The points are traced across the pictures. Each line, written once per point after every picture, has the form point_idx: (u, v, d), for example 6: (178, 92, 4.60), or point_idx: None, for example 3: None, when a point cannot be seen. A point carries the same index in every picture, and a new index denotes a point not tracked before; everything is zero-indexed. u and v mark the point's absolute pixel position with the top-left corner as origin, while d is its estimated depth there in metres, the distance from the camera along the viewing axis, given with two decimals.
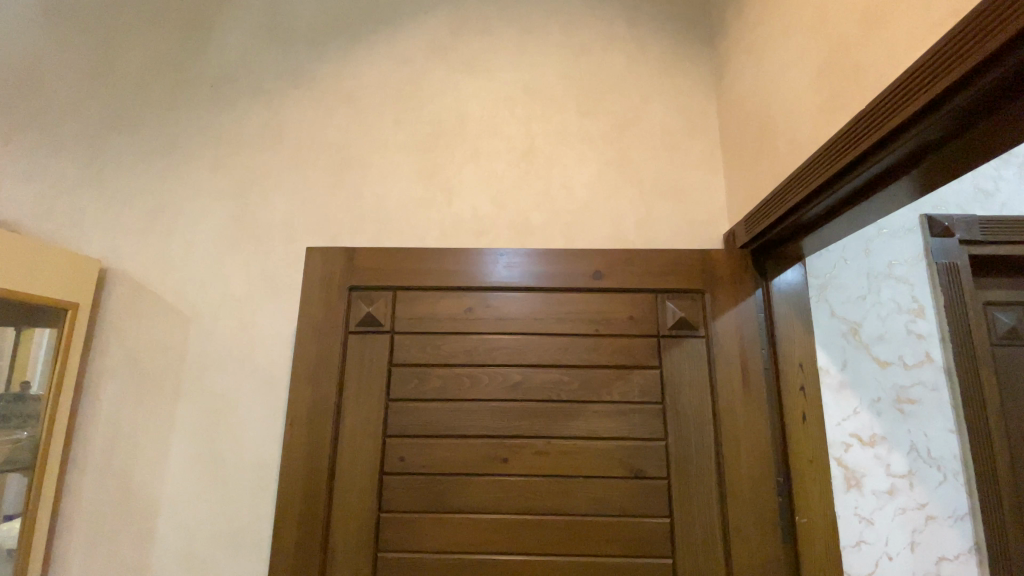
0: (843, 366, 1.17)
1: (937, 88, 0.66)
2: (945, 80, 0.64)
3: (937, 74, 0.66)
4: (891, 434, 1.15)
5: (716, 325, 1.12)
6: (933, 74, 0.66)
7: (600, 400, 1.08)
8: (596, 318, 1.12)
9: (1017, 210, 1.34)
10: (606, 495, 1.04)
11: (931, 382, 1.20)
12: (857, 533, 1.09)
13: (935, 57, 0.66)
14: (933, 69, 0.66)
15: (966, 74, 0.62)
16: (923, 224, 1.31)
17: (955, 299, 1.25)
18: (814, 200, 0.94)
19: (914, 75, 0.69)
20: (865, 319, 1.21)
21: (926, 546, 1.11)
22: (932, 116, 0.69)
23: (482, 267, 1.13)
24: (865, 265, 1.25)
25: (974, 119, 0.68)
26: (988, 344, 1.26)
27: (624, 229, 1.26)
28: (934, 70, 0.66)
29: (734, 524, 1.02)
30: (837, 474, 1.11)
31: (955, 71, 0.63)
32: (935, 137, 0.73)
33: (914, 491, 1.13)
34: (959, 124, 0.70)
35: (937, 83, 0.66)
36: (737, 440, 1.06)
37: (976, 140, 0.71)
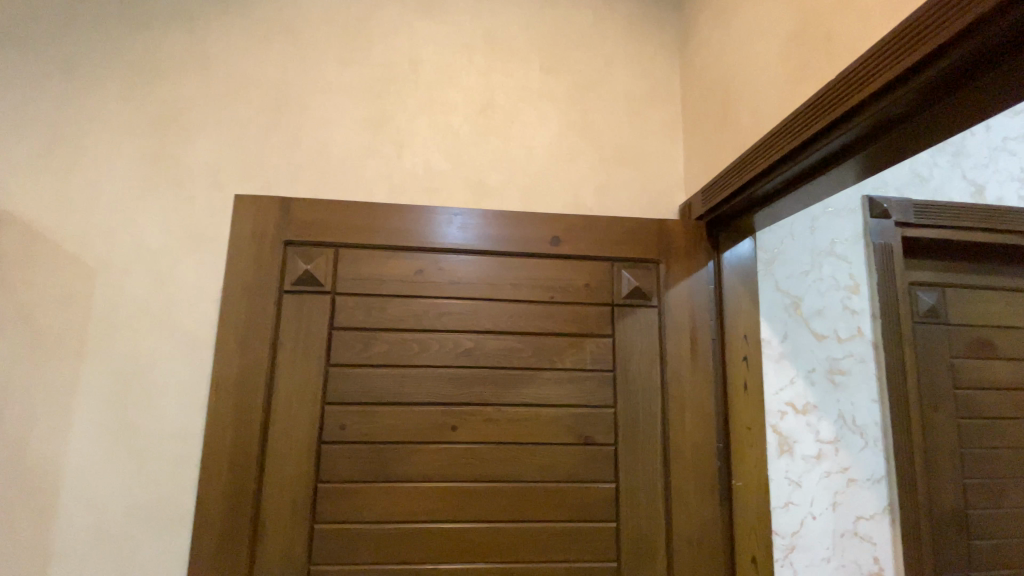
0: (784, 338, 1.20)
1: (903, 65, 0.64)
2: (911, 58, 0.63)
3: (904, 50, 0.64)
4: (822, 403, 1.21)
5: (670, 296, 1.11)
6: (899, 50, 0.64)
7: (552, 367, 1.06)
8: (550, 285, 1.08)
9: (948, 196, 1.40)
10: (555, 461, 1.03)
11: (860, 354, 1.26)
12: (787, 495, 1.14)
13: (903, 32, 0.64)
14: (897, 45, 0.65)
15: (928, 54, 0.61)
16: (865, 204, 1.34)
17: (886, 277, 1.31)
18: (773, 174, 0.92)
19: (881, 50, 0.67)
20: (806, 292, 1.25)
21: (845, 505, 1.18)
22: (894, 93, 0.67)
23: (436, 227, 1.06)
24: (810, 242, 1.28)
25: (934, 99, 0.67)
26: (911, 321, 1.33)
27: (583, 195, 1.22)
28: (902, 45, 0.64)
29: (677, 489, 1.04)
30: (771, 440, 1.15)
31: (920, 49, 0.61)
32: (892, 117, 0.72)
33: (838, 455, 1.20)
34: (920, 103, 0.68)
35: (904, 59, 0.64)
36: (682, 409, 1.07)
37: (927, 122, 0.71)
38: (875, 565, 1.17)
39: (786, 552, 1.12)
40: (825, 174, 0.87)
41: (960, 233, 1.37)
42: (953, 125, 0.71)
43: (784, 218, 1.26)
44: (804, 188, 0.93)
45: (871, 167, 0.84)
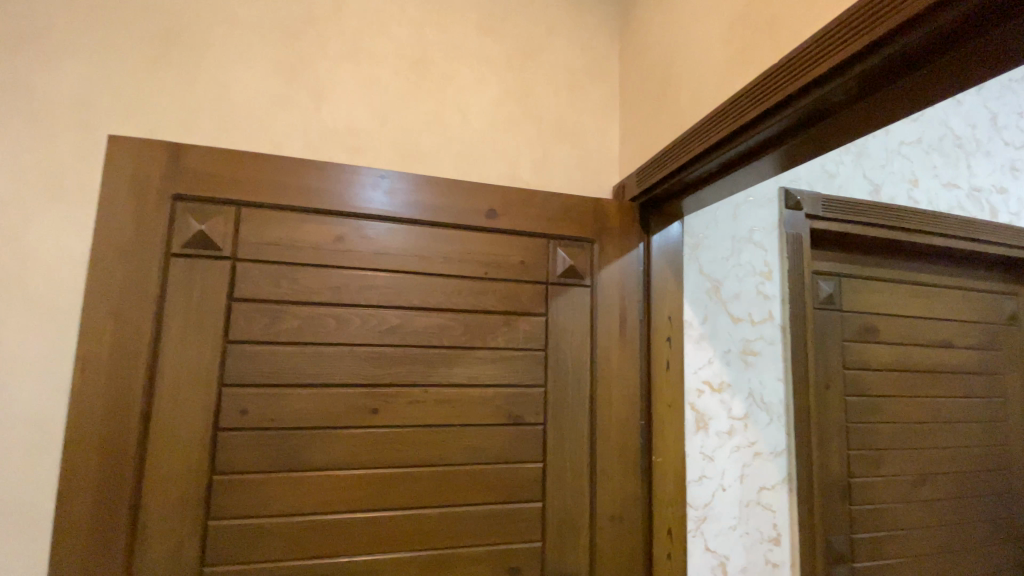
0: (704, 320, 1.24)
1: (831, 61, 0.63)
2: (839, 55, 0.62)
3: (834, 46, 0.63)
4: (734, 381, 1.26)
5: (603, 276, 1.10)
6: (830, 46, 0.64)
7: (482, 347, 1.01)
8: (483, 260, 1.02)
9: (851, 194, 1.49)
10: (483, 444, 0.99)
11: (770, 337, 1.33)
12: (701, 469, 1.19)
13: (837, 28, 0.63)
14: (829, 41, 0.64)
15: (855, 53, 0.60)
16: (781, 195, 1.40)
17: (796, 265, 1.38)
18: (705, 160, 0.92)
19: (815, 43, 0.66)
20: (726, 277, 1.29)
21: (752, 476, 1.25)
22: (829, 82, 0.65)
23: (359, 191, 0.96)
24: (731, 228, 1.32)
25: (866, 92, 0.66)
26: (813, 307, 1.43)
27: (519, 167, 1.16)
28: (833, 41, 0.63)
29: (601, 468, 1.04)
30: (689, 417, 1.19)
31: (849, 48, 0.61)
32: (817, 113, 0.72)
33: (747, 431, 1.26)
34: (852, 95, 0.67)
35: (833, 56, 0.63)
36: (610, 389, 1.06)
37: (847, 120, 0.72)
38: (774, 530, 1.26)
39: (699, 522, 1.17)
40: (755, 162, 0.87)
41: (857, 229, 1.47)
42: (878, 119, 0.71)
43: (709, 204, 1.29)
44: (734, 174, 0.92)
45: (796, 158, 0.85)
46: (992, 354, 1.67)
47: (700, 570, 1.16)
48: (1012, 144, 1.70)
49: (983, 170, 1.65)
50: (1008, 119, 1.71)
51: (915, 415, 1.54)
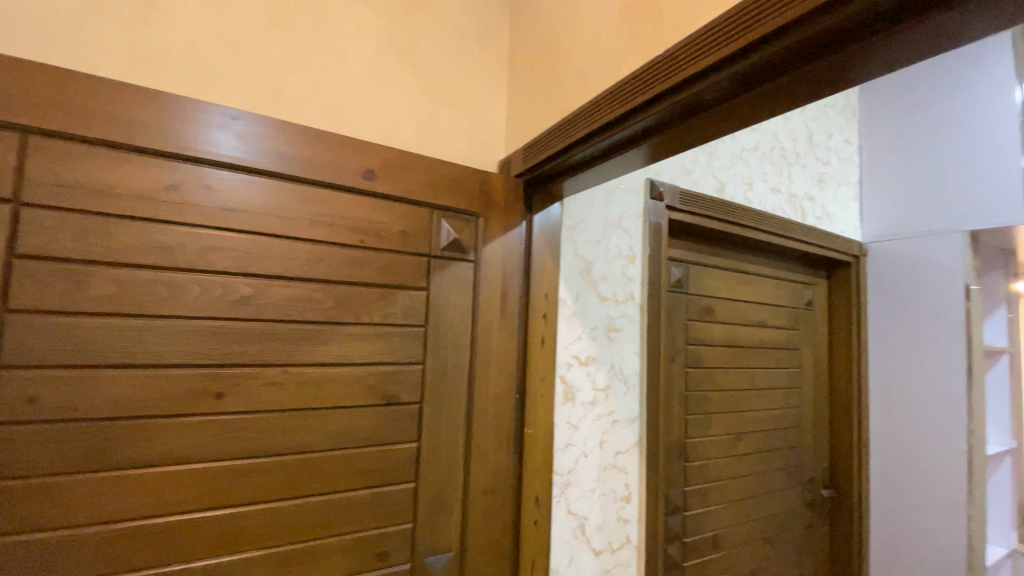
0: (575, 298, 1.30)
1: (703, 63, 0.66)
2: (709, 58, 0.65)
3: (706, 48, 0.66)
4: (599, 355, 1.34)
5: (485, 251, 1.07)
6: (702, 48, 0.66)
7: (354, 322, 0.92)
8: (357, 226, 0.93)
9: (702, 190, 1.65)
10: (353, 426, 0.91)
11: (632, 315, 1.44)
12: (566, 438, 1.26)
13: (709, 31, 0.66)
14: (701, 43, 0.67)
15: (724, 58, 0.63)
16: (647, 185, 1.50)
17: (656, 250, 1.50)
18: (585, 146, 0.92)
19: (689, 44, 0.69)
20: (596, 258, 1.36)
21: (610, 442, 1.35)
22: (707, 79, 0.67)
23: (204, 134, 0.80)
24: (604, 213, 1.39)
25: (736, 92, 0.69)
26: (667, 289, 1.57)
27: (402, 129, 1.07)
28: (705, 43, 0.66)
29: (476, 444, 1.03)
30: (558, 390, 1.24)
31: (719, 52, 0.64)
32: (683, 113, 0.76)
33: (608, 401, 1.35)
34: (721, 97, 0.70)
35: (705, 58, 0.66)
36: (488, 365, 1.06)
37: (709, 122, 0.77)
38: (626, 489, 1.37)
39: (563, 488, 1.24)
40: (632, 150, 0.89)
41: (705, 222, 1.63)
42: (740, 120, 0.76)
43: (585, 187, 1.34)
44: (612, 160, 0.94)
45: (667, 150, 0.89)
46: (794, 333, 2.03)
47: (561, 532, 1.23)
48: (820, 160, 2.04)
49: (800, 179, 1.95)
50: (820, 139, 2.04)
51: (739, 383, 1.81)
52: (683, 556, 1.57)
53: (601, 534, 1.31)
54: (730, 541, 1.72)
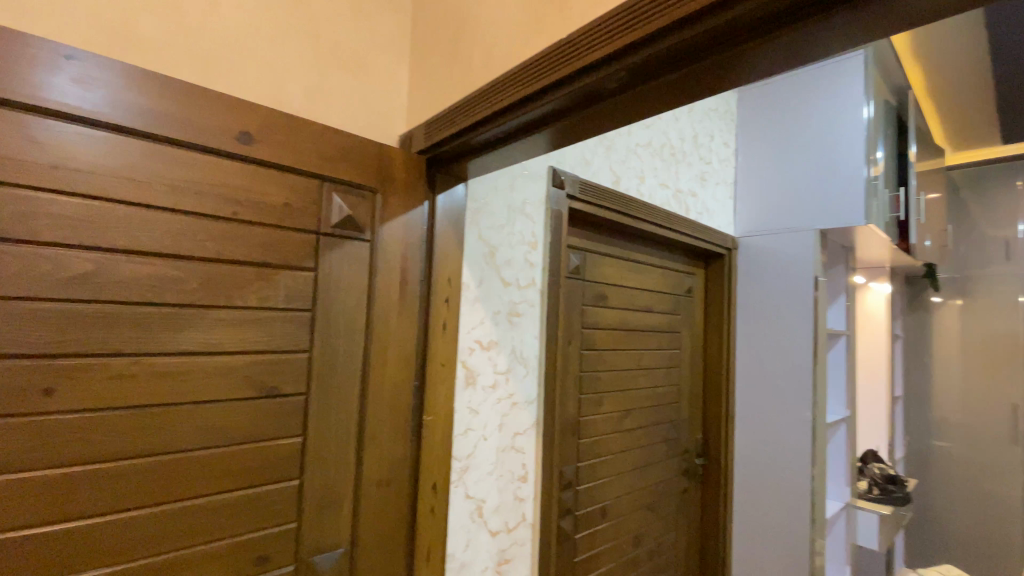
0: (478, 282, 1.28)
1: (603, 51, 0.67)
2: (610, 46, 0.66)
3: (606, 36, 0.67)
4: (501, 339, 1.35)
5: (382, 231, 1.01)
6: (603, 36, 0.67)
7: (227, 305, 0.82)
8: (232, 196, 0.82)
9: (600, 181, 1.72)
10: (226, 421, 0.81)
11: (533, 300, 1.46)
12: (466, 422, 1.25)
13: (609, 19, 0.66)
14: (601, 30, 0.67)
15: (623, 48, 0.65)
16: (550, 173, 1.52)
17: (557, 237, 1.53)
18: (487, 127, 0.90)
19: (590, 30, 0.69)
20: (500, 242, 1.35)
21: (509, 424, 1.37)
22: (609, 67, 0.68)
23: (24, 72, 0.64)
24: (508, 197, 1.39)
25: (635, 83, 0.70)
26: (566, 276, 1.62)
27: (288, 92, 0.97)
28: (605, 31, 0.67)
29: (370, 434, 0.98)
30: (459, 374, 1.23)
31: (618, 42, 0.65)
32: (583, 100, 0.77)
33: (508, 384, 1.37)
34: (619, 87, 0.72)
35: (605, 46, 0.67)
36: (383, 351, 1.00)
37: (607, 111, 0.78)
38: (523, 469, 1.40)
39: (461, 473, 1.24)
40: (534, 134, 0.88)
41: (602, 212, 1.70)
42: (636, 111, 0.79)
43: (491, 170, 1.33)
44: (515, 143, 0.93)
45: (568, 137, 0.90)
46: (676, 318, 2.22)
47: (458, 516, 1.23)
48: (703, 160, 2.23)
49: (685, 176, 2.12)
50: (703, 140, 2.23)
51: (628, 365, 1.95)
52: (575, 528, 1.66)
53: (498, 515, 1.33)
54: (617, 510, 1.86)
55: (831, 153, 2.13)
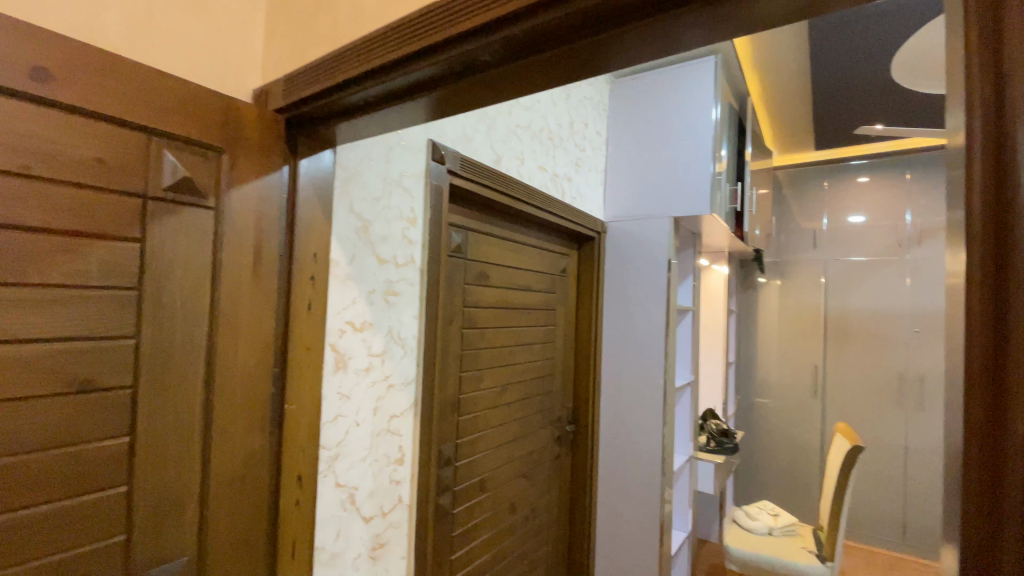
0: (350, 259, 1.21)
1: (476, 20, 0.64)
2: (483, 17, 0.63)
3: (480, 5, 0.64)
4: (376, 320, 1.29)
5: (231, 197, 0.85)
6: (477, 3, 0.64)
7: (14, 281, 0.63)
8: (20, 143, 0.62)
9: (481, 159, 1.71)
10: (19, 423, 0.63)
11: (411, 279, 1.41)
12: (337, 408, 1.18)
13: None
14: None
15: (496, 20, 0.63)
16: (429, 147, 1.47)
17: (437, 214, 1.50)
18: (358, 88, 0.83)
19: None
20: (374, 217, 1.28)
21: (384, 408, 1.33)
22: (481, 39, 0.65)
23: None
24: (384, 169, 1.31)
25: (509, 58, 0.69)
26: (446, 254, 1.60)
27: (102, 23, 0.79)
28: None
29: (217, 431, 0.83)
30: (328, 358, 1.15)
31: (492, 13, 0.62)
32: (459, 69, 0.74)
33: (384, 365, 1.32)
34: (495, 60, 0.70)
35: (479, 15, 0.64)
36: (234, 335, 0.86)
37: (484, 83, 0.76)
38: (399, 452, 1.38)
39: (331, 461, 1.17)
40: (409, 101, 0.83)
41: (482, 190, 1.70)
42: (514, 87, 0.78)
43: (364, 139, 1.24)
44: (390, 109, 0.87)
45: (447, 107, 0.86)
46: (552, 296, 2.33)
47: (328, 506, 1.16)
48: (579, 146, 2.34)
49: (562, 160, 2.21)
50: (579, 127, 2.33)
51: (508, 341, 2.00)
52: (453, 504, 1.69)
53: (372, 500, 1.29)
54: (494, 482, 1.92)
55: (687, 147, 2.36)
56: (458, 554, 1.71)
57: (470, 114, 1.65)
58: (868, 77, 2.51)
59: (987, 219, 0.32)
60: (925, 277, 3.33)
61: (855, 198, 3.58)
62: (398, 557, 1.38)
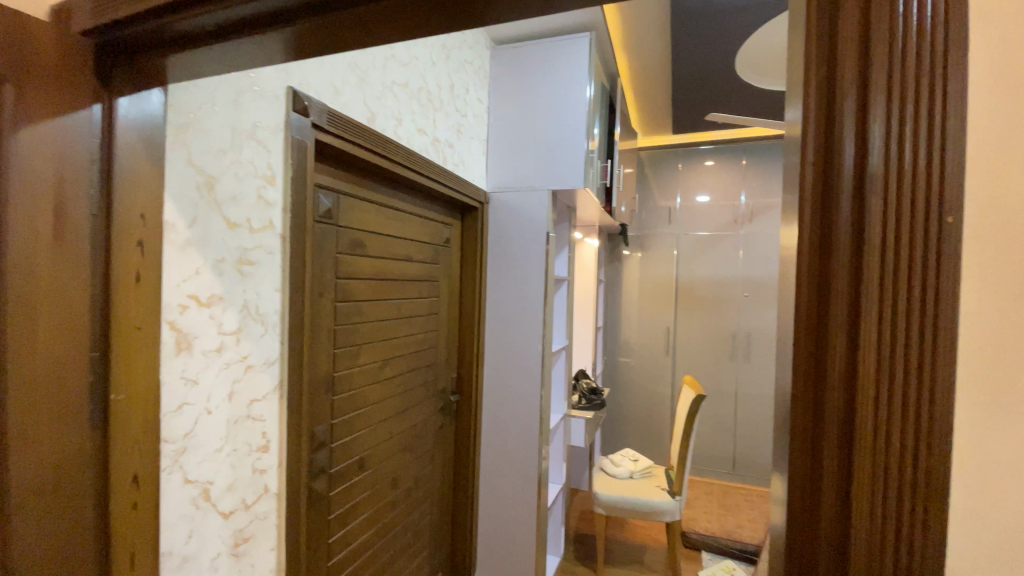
0: (191, 223, 1.04)
1: None
2: None
3: None
4: (227, 293, 1.15)
5: (18, 137, 0.66)
6: None
7: None
8: None
9: (352, 115, 1.57)
10: None
11: (269, 246, 1.27)
12: (180, 396, 1.03)
13: None
14: None
15: None
16: (289, 96, 1.31)
17: (300, 173, 1.35)
18: (195, 11, 0.68)
19: None
20: (221, 174, 1.12)
21: (242, 392, 1.19)
22: None
23: None
24: (231, 118, 1.15)
25: None
26: (312, 220, 1.46)
27: None
28: None
29: (17, 431, 0.67)
30: (166, 338, 0.99)
31: None
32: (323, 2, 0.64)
33: (239, 345, 1.18)
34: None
35: None
36: (32, 311, 0.69)
37: (352, 23, 0.68)
38: (263, 438, 1.26)
39: (176, 456, 1.03)
40: (264, 35, 0.71)
41: (354, 150, 1.57)
42: (387, 31, 0.71)
43: (203, 79, 1.06)
44: (239, 42, 0.73)
45: (312, 46, 0.76)
46: (434, 266, 2.28)
47: (174, 506, 1.03)
48: (459, 111, 2.28)
49: (442, 124, 2.13)
50: (459, 92, 2.27)
51: (386, 314, 1.92)
52: (329, 486, 1.61)
53: (231, 494, 1.17)
54: (375, 458, 1.87)
55: (563, 120, 2.43)
56: (336, 537, 1.65)
57: (337, 63, 1.50)
58: (718, 68, 2.80)
59: (817, 191, 0.38)
60: (756, 249, 3.90)
61: (703, 179, 4.04)
62: (266, 551, 1.28)
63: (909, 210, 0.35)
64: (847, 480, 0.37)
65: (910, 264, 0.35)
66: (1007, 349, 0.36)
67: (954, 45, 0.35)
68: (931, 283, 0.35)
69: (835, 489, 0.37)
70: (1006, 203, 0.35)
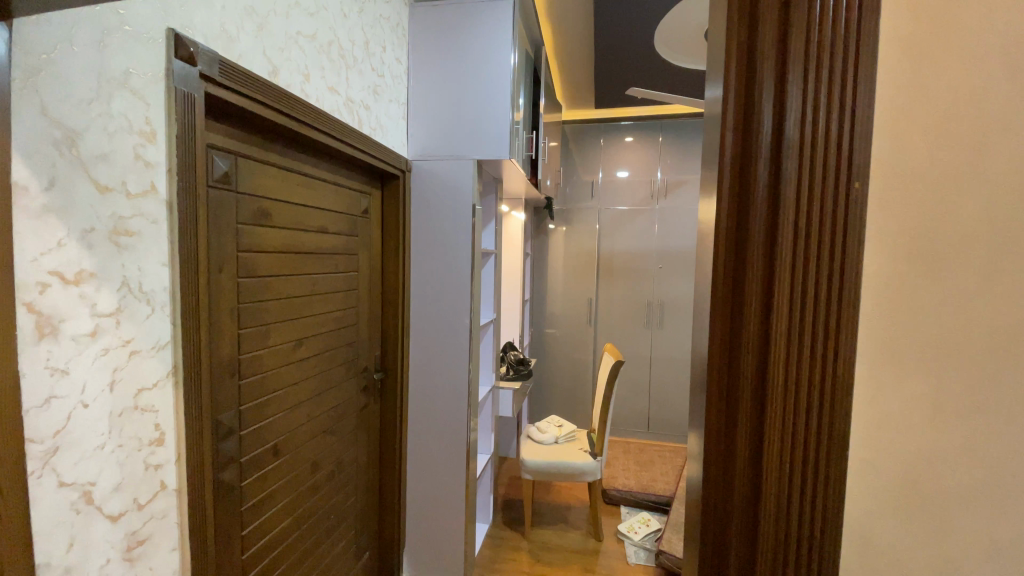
0: (48, 185, 0.89)
1: None
2: None
3: None
4: (100, 269, 1.01)
5: None
6: None
7: None
8: None
9: (250, 67, 1.42)
10: None
11: (152, 215, 1.12)
12: (47, 389, 0.90)
13: None
14: None
15: None
16: (170, 39, 1.15)
17: (188, 129, 1.20)
18: None
19: None
20: (84, 127, 0.97)
21: (126, 382, 1.07)
22: None
23: None
24: (95, 61, 0.98)
25: None
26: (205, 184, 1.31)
27: None
28: None
29: None
30: (22, 323, 0.86)
31: None
32: None
33: (119, 328, 1.05)
34: None
35: None
36: None
37: None
38: (156, 431, 1.15)
39: (46, 458, 0.90)
40: None
41: (252, 107, 1.42)
42: None
43: (55, 12, 0.90)
44: None
45: None
46: (352, 239, 2.17)
47: (48, 509, 0.91)
48: (375, 71, 2.14)
49: (356, 84, 1.99)
50: (375, 50, 2.13)
51: (298, 290, 1.81)
52: (241, 475, 1.51)
53: (118, 495, 1.06)
54: (292, 443, 1.79)
55: (486, 88, 2.37)
56: (250, 529, 1.57)
57: (230, 6, 1.33)
58: (638, 43, 2.86)
59: (738, 156, 0.41)
60: (671, 222, 4.11)
61: (623, 154, 4.17)
62: (165, 551, 1.19)
63: (825, 179, 0.38)
64: (759, 435, 0.40)
65: (821, 232, 0.38)
66: (896, 304, 0.40)
67: (863, 23, 0.37)
68: (839, 246, 0.38)
69: (748, 444, 0.40)
70: (899, 172, 0.39)
